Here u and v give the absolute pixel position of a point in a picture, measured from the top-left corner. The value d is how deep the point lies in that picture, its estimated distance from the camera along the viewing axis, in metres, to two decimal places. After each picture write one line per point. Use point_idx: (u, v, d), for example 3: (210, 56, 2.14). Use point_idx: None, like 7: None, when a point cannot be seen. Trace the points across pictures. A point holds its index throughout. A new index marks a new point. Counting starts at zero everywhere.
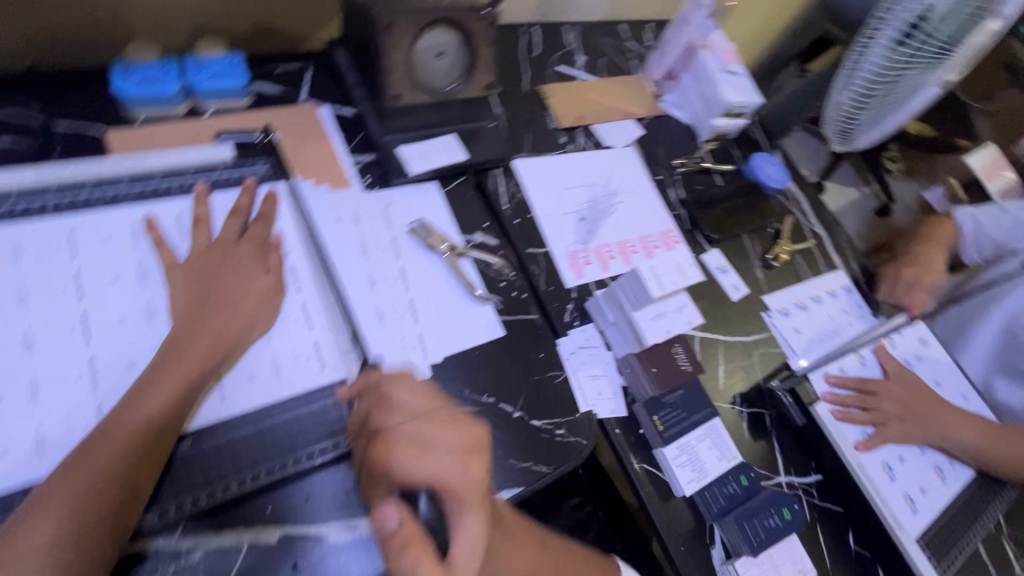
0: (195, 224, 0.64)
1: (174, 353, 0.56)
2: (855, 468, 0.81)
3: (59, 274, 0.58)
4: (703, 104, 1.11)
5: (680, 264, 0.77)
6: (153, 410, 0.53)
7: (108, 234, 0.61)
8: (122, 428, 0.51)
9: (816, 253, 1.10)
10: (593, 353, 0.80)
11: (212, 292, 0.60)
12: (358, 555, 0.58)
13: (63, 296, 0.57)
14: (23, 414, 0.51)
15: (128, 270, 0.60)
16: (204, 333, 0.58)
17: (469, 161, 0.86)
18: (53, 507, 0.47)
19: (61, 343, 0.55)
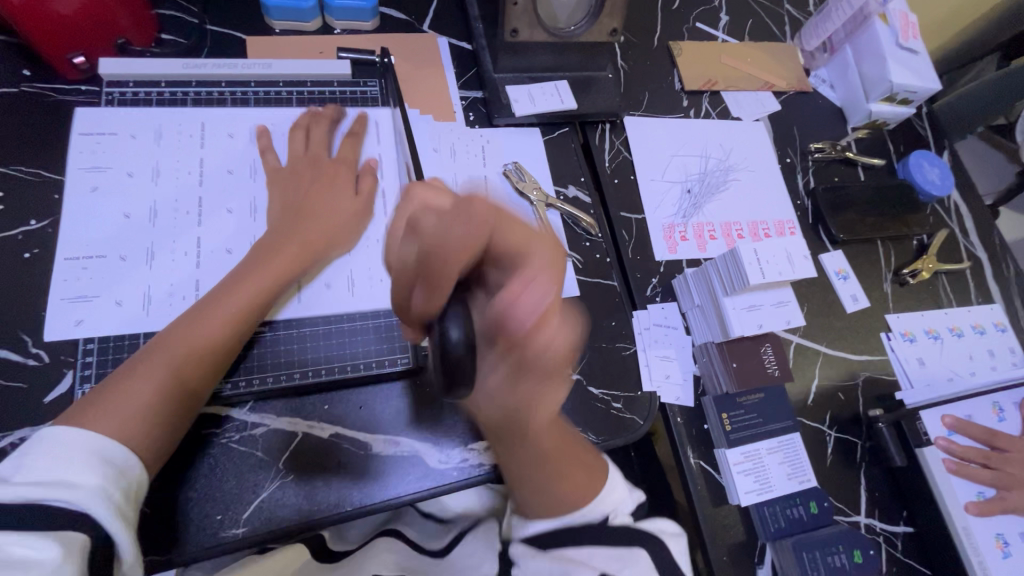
0: (299, 130, 0.68)
1: (262, 258, 0.60)
2: (957, 531, 0.69)
3: (187, 160, 0.64)
4: (861, 86, 0.97)
5: (791, 254, 0.68)
6: (233, 308, 0.56)
7: (230, 132, 0.66)
8: (215, 313, 0.56)
9: (968, 279, 0.93)
10: (669, 334, 0.75)
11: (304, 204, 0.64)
12: (396, 471, 0.61)
13: (187, 179, 0.63)
14: (138, 273, 0.58)
15: (241, 166, 0.65)
16: (290, 245, 0.61)
17: (578, 111, 0.82)
18: (147, 372, 0.51)
19: (178, 220, 0.61)
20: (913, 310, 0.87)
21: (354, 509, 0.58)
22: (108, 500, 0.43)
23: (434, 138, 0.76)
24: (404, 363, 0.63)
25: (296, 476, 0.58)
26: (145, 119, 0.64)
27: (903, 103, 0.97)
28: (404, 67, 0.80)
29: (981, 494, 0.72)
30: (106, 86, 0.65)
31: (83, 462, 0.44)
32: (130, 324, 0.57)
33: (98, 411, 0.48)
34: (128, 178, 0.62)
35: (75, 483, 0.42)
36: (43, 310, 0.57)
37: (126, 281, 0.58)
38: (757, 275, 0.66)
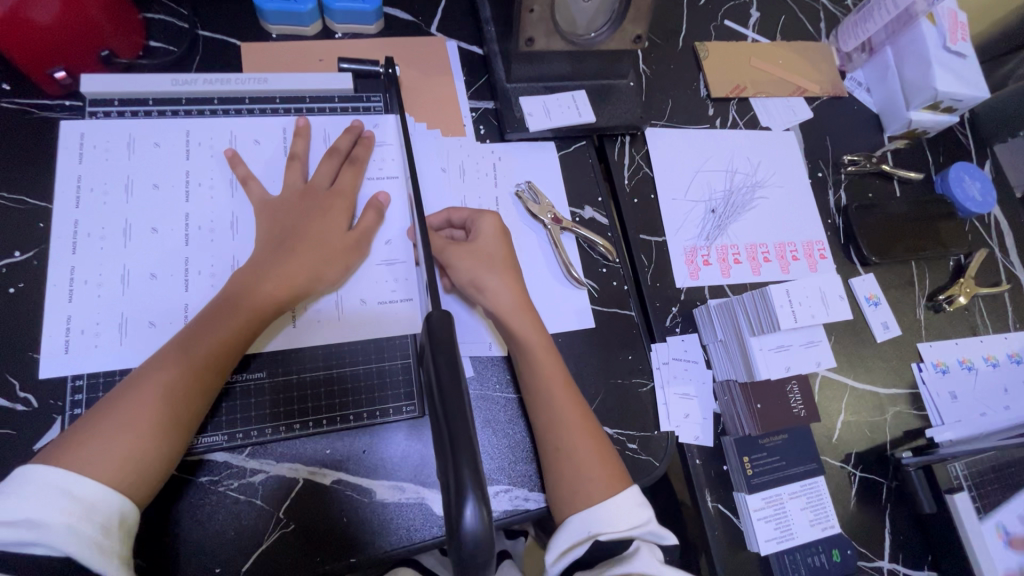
0: (292, 159, 0.62)
1: (233, 296, 0.53)
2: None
3: (169, 172, 0.59)
4: (902, 92, 0.90)
5: (824, 295, 0.63)
6: (212, 347, 0.51)
7: (211, 142, 0.61)
8: (214, 326, 0.52)
9: (1006, 302, 0.87)
10: (689, 368, 0.71)
11: (297, 228, 0.58)
12: (401, 518, 0.58)
13: (166, 198, 0.58)
14: (116, 300, 0.54)
15: (222, 178, 0.60)
16: (278, 271, 0.55)
17: (596, 124, 0.76)
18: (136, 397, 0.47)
19: (153, 236, 0.57)
20: (946, 337, 0.83)
21: (360, 559, 0.56)
22: (82, 535, 0.42)
23: (441, 156, 0.71)
24: (399, 414, 0.60)
25: (298, 527, 0.56)
26: (117, 129, 0.59)
27: (946, 111, 0.90)
28: (411, 76, 0.74)
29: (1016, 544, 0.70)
30: (90, 105, 0.60)
31: (55, 500, 0.42)
32: (104, 358, 0.53)
33: (147, 389, 0.48)
34: (102, 196, 0.57)
35: (41, 520, 0.41)
36: (31, 352, 0.54)
37: (100, 306, 0.54)
38: (788, 319, 0.61)
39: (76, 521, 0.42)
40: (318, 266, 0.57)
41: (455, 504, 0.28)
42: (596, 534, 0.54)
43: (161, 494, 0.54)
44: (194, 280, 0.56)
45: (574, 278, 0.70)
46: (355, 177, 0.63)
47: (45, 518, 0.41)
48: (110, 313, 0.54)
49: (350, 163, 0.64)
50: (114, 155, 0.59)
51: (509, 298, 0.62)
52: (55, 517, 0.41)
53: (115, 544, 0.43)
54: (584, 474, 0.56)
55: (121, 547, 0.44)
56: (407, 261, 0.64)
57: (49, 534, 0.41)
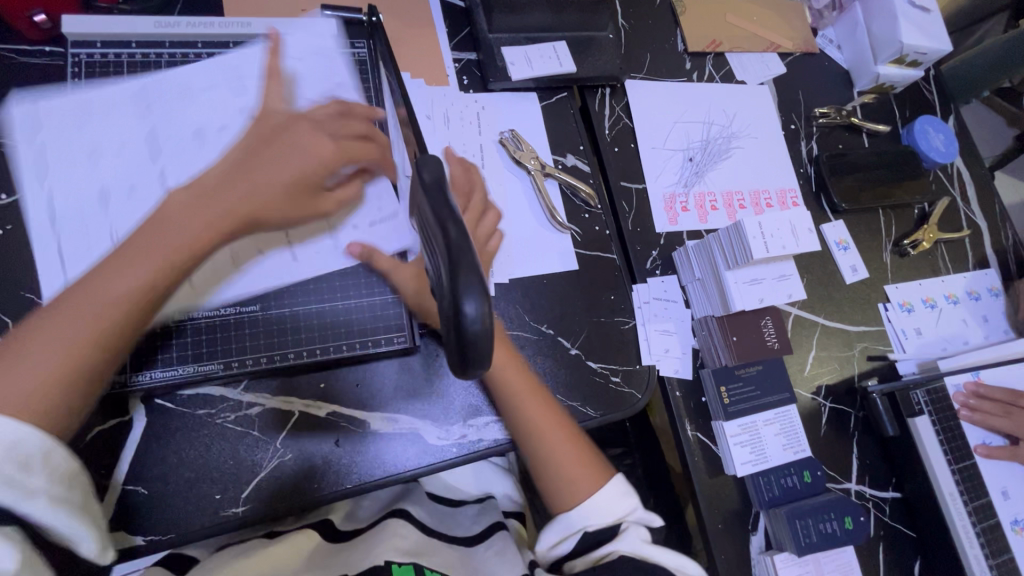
0: (267, 84, 0.57)
1: (155, 232, 0.47)
2: (957, 494, 0.71)
3: None
4: (870, 46, 0.93)
5: (795, 228, 0.66)
6: (128, 294, 0.45)
7: None
8: (130, 274, 0.45)
9: (967, 248, 0.92)
10: (669, 307, 0.74)
11: (245, 158, 0.51)
12: (396, 445, 0.60)
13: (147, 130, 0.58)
14: (95, 220, 0.53)
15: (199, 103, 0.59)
16: (210, 213, 0.48)
17: (577, 74, 0.78)
18: (54, 332, 0.43)
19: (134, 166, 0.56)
20: (911, 279, 0.87)
21: (355, 486, 0.58)
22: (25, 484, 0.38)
23: (427, 104, 0.72)
24: (383, 345, 0.61)
25: (295, 456, 0.58)
26: (98, 70, 0.59)
27: (912, 66, 0.94)
28: (394, 27, 0.75)
29: (987, 441, 0.75)
30: (71, 46, 0.59)
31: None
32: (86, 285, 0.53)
33: (66, 320, 0.43)
34: (74, 118, 0.55)
35: None
36: (24, 290, 0.55)
37: (80, 228, 0.53)
38: (761, 249, 0.64)
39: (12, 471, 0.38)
40: (267, 208, 0.51)
41: (453, 308, 0.29)
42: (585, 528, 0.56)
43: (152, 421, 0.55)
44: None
45: (558, 223, 0.72)
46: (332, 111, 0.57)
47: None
48: (91, 235, 0.53)
49: (342, 105, 0.58)
50: (98, 95, 0.58)
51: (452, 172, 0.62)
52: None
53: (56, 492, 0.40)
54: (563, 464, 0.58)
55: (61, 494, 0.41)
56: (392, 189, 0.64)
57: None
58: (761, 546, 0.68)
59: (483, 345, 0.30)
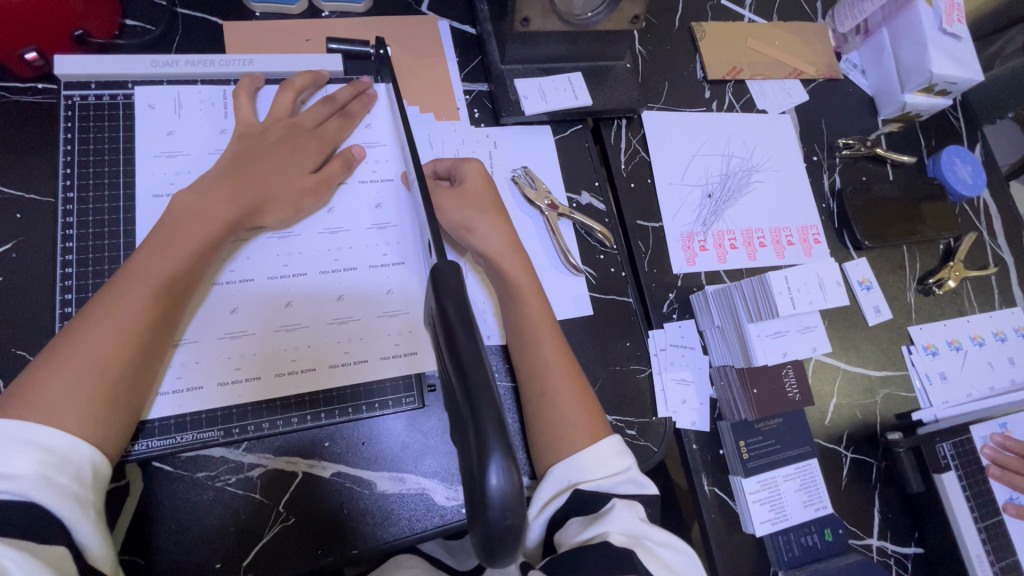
0: (286, 90, 0.61)
1: (178, 228, 0.51)
2: (982, 553, 0.69)
3: (154, 157, 0.57)
4: (897, 73, 0.90)
5: (823, 281, 0.64)
6: (159, 285, 0.49)
7: (197, 126, 0.59)
8: (154, 270, 0.49)
9: (993, 285, 0.89)
10: (686, 354, 0.71)
11: (248, 166, 0.56)
12: (404, 508, 0.58)
13: (145, 179, 0.56)
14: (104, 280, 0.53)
15: (205, 155, 0.58)
16: (215, 203, 0.53)
17: (593, 107, 0.75)
18: (89, 336, 0.45)
19: (136, 222, 0.55)
20: (936, 319, 0.84)
21: (362, 550, 0.56)
22: (57, 485, 0.41)
23: (436, 143, 0.69)
24: (391, 405, 0.58)
25: (299, 520, 0.55)
26: (94, 114, 0.56)
27: (940, 94, 0.90)
28: (402, 58, 0.72)
29: (1015, 499, 0.73)
30: (65, 88, 0.56)
31: (21, 449, 0.40)
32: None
33: (100, 324, 0.46)
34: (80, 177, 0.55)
35: (14, 471, 0.40)
36: (16, 348, 0.53)
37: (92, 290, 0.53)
38: (787, 305, 0.62)
39: (48, 471, 0.41)
40: (271, 197, 0.56)
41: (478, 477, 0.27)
42: (574, 483, 0.53)
43: (154, 483, 0.53)
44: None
45: (572, 265, 0.69)
46: (341, 128, 0.62)
47: (14, 469, 0.40)
48: None
49: (343, 114, 0.63)
50: (95, 142, 0.56)
51: (498, 239, 0.61)
52: (25, 466, 0.40)
53: (88, 495, 0.43)
54: (564, 412, 0.56)
55: (93, 498, 0.43)
56: (399, 226, 0.62)
57: (20, 483, 0.40)
58: None
59: (510, 519, 0.28)
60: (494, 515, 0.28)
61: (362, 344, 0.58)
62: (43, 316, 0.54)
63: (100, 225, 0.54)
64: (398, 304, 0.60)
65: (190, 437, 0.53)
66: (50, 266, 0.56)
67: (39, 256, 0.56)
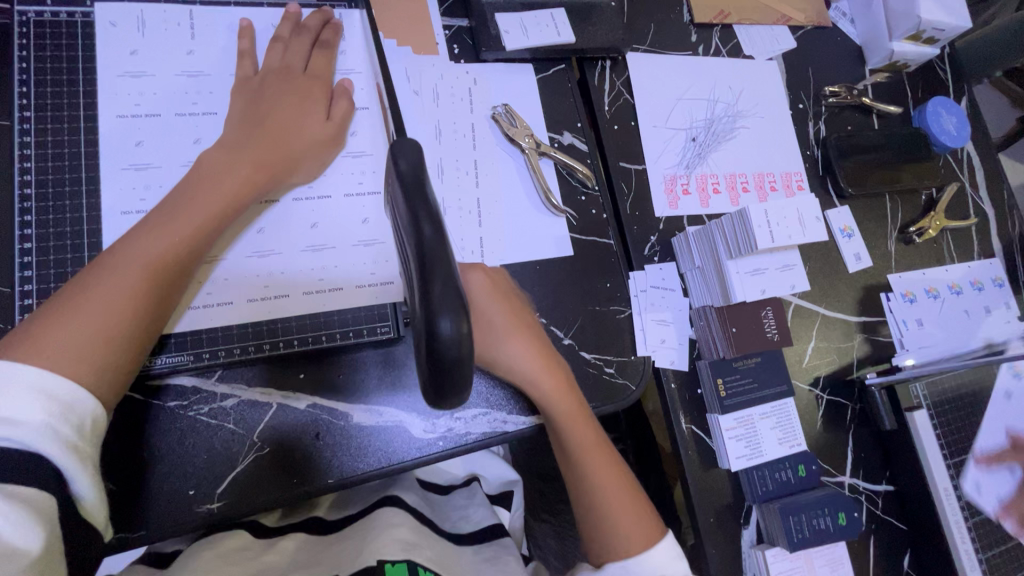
0: (275, 41, 0.59)
1: (200, 184, 0.50)
2: (950, 489, 0.70)
3: (116, 79, 0.55)
4: (885, 20, 0.88)
5: (802, 216, 0.63)
6: (176, 243, 0.48)
7: (163, 49, 0.57)
8: (173, 228, 0.48)
9: (972, 236, 0.89)
10: (666, 296, 0.71)
11: (266, 120, 0.54)
12: (380, 440, 0.57)
13: (107, 100, 0.54)
14: (66, 204, 0.51)
15: (173, 82, 0.56)
16: (240, 164, 0.52)
17: (576, 46, 0.73)
18: (102, 288, 0.45)
19: (98, 145, 0.53)
20: (915, 268, 0.85)
21: (337, 480, 0.56)
22: (61, 436, 0.39)
23: (413, 78, 0.67)
24: (365, 335, 0.57)
25: (273, 449, 0.55)
26: (51, 32, 0.54)
27: (928, 42, 0.89)
28: None
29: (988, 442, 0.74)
30: (18, 3, 0.53)
31: (26, 396, 0.39)
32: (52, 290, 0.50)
33: (114, 276, 0.45)
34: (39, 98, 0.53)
35: (17, 418, 0.38)
36: None
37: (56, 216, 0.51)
38: (766, 239, 0.62)
39: (54, 420, 0.40)
40: (292, 158, 0.55)
41: (430, 323, 0.30)
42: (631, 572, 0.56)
43: (124, 411, 0.52)
44: (151, 192, 0.53)
45: (552, 206, 0.68)
46: (327, 61, 0.60)
47: (19, 416, 0.38)
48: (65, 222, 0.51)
49: (321, 45, 0.61)
50: (53, 62, 0.53)
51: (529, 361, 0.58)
52: (32, 414, 0.39)
53: (87, 448, 0.41)
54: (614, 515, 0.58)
55: (93, 451, 0.42)
56: (375, 156, 0.61)
57: (22, 431, 0.38)
58: (752, 540, 0.67)
59: (458, 357, 0.30)
60: (445, 352, 0.30)
61: (336, 274, 0.57)
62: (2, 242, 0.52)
63: (60, 148, 0.52)
64: (373, 234, 0.59)
65: (159, 362, 0.52)
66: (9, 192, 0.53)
67: None
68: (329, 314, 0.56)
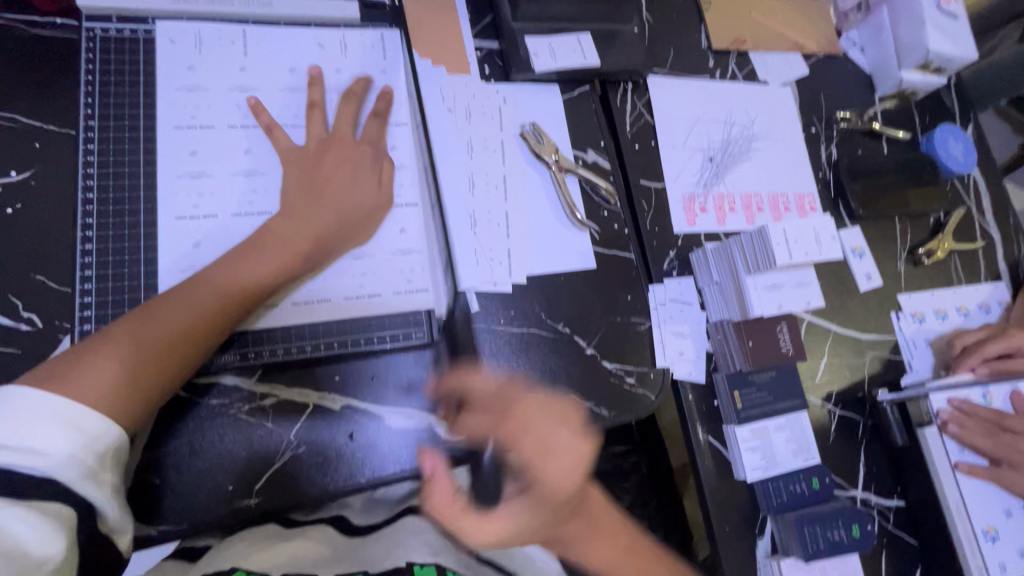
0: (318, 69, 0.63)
1: (247, 250, 0.54)
2: (962, 506, 0.71)
3: (172, 93, 0.58)
4: (894, 51, 0.92)
5: (819, 234, 0.66)
6: (207, 305, 0.51)
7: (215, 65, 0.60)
8: (211, 290, 0.52)
9: (980, 259, 0.92)
10: (685, 310, 0.73)
11: (315, 192, 0.58)
12: (413, 442, 0.60)
13: (165, 112, 0.57)
14: (123, 210, 0.54)
15: (225, 95, 0.59)
16: (290, 239, 0.56)
17: (600, 69, 0.77)
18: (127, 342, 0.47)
19: (155, 153, 0.56)
20: (924, 289, 0.87)
21: (369, 481, 0.57)
22: (82, 466, 0.42)
23: (447, 96, 0.70)
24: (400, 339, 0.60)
25: (308, 449, 0.57)
26: (115, 47, 0.57)
27: (935, 72, 0.92)
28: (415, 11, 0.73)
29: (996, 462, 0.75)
30: (86, 21, 0.57)
31: (52, 425, 0.42)
32: (111, 292, 0.53)
33: (141, 331, 0.48)
34: (101, 108, 0.56)
35: (43, 449, 0.41)
36: (35, 273, 0.54)
37: (113, 221, 0.54)
38: (784, 255, 0.64)
39: (77, 451, 0.42)
40: (334, 232, 0.58)
41: None
42: None
43: (167, 407, 0.54)
44: (204, 199, 0.56)
45: (577, 220, 0.71)
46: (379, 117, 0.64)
47: (46, 446, 0.41)
48: (121, 226, 0.54)
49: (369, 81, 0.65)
50: (116, 76, 0.57)
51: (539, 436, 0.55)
52: (56, 445, 0.41)
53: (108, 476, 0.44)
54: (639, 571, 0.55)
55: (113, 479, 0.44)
56: (411, 168, 0.65)
57: (46, 461, 0.41)
58: (767, 551, 0.69)
59: None
60: None
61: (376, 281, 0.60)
62: (61, 243, 0.55)
63: (120, 155, 0.55)
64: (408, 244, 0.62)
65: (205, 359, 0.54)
66: (69, 195, 0.56)
67: (57, 184, 0.56)
68: (368, 319, 0.59)
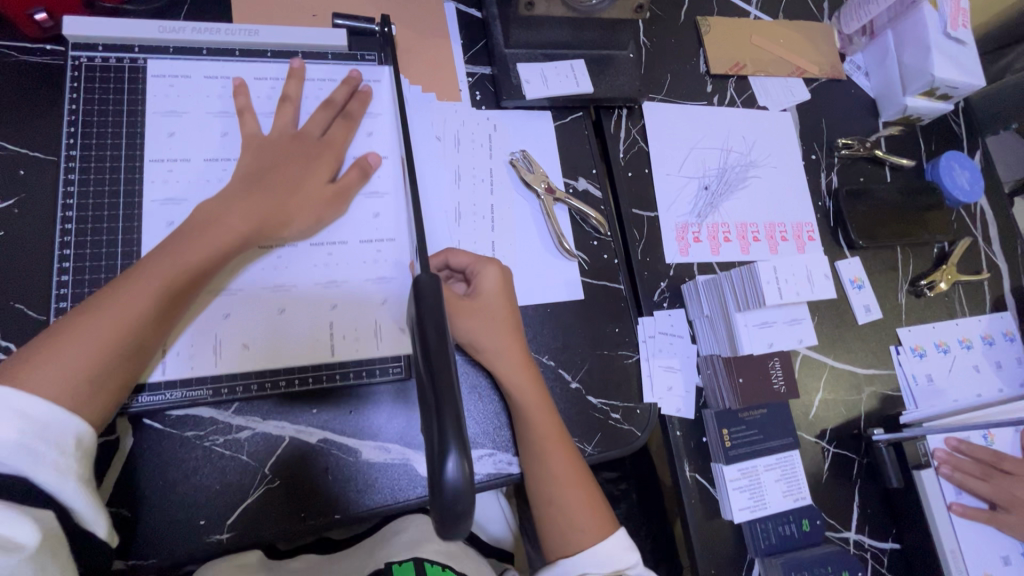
0: (285, 99, 0.61)
1: (191, 232, 0.52)
2: (958, 550, 0.69)
3: (155, 124, 0.58)
4: (899, 76, 0.90)
5: (811, 274, 0.66)
6: (156, 294, 0.48)
7: (200, 97, 0.60)
8: (150, 281, 0.49)
9: (985, 291, 0.89)
10: (674, 342, 0.72)
11: (270, 175, 0.57)
12: (391, 477, 0.59)
13: (148, 142, 0.57)
14: (103, 240, 0.55)
15: (208, 126, 0.59)
16: (234, 210, 0.53)
17: (593, 95, 0.75)
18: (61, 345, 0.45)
19: (137, 183, 0.56)
20: (925, 321, 0.85)
21: (343, 516, 0.57)
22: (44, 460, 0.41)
23: (436, 124, 0.70)
24: (378, 373, 0.59)
25: (283, 483, 0.56)
26: (100, 76, 0.58)
27: (942, 99, 0.90)
28: (406, 36, 0.72)
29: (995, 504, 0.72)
30: (71, 50, 0.57)
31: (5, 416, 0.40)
32: None
33: (72, 337, 0.45)
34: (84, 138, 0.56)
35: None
36: (14, 301, 0.54)
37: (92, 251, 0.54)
38: (774, 295, 0.63)
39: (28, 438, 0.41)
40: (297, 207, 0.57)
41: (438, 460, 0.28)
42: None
43: (142, 440, 0.54)
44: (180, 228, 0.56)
45: (565, 250, 0.70)
46: (346, 132, 0.62)
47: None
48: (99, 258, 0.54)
49: (343, 114, 0.63)
50: (99, 105, 0.57)
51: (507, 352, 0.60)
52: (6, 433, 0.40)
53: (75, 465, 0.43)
54: (572, 510, 0.58)
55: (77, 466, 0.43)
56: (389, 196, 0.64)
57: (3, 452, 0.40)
58: None
59: (463, 503, 0.28)
60: (447, 499, 0.28)
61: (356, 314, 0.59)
62: (42, 272, 0.55)
63: (101, 185, 0.55)
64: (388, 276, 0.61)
65: (176, 395, 0.54)
66: (51, 223, 0.56)
67: (40, 211, 0.57)
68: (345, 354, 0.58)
